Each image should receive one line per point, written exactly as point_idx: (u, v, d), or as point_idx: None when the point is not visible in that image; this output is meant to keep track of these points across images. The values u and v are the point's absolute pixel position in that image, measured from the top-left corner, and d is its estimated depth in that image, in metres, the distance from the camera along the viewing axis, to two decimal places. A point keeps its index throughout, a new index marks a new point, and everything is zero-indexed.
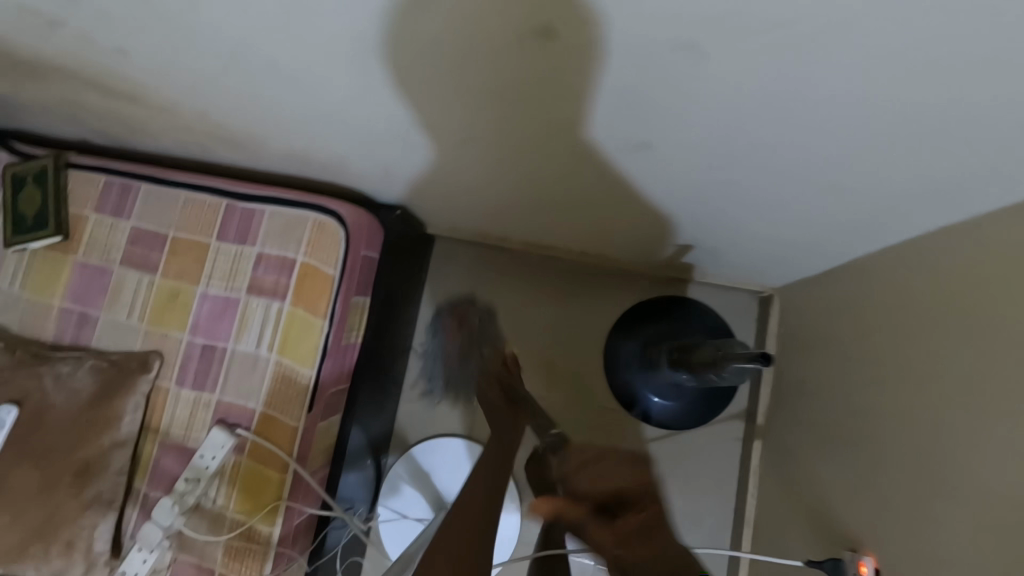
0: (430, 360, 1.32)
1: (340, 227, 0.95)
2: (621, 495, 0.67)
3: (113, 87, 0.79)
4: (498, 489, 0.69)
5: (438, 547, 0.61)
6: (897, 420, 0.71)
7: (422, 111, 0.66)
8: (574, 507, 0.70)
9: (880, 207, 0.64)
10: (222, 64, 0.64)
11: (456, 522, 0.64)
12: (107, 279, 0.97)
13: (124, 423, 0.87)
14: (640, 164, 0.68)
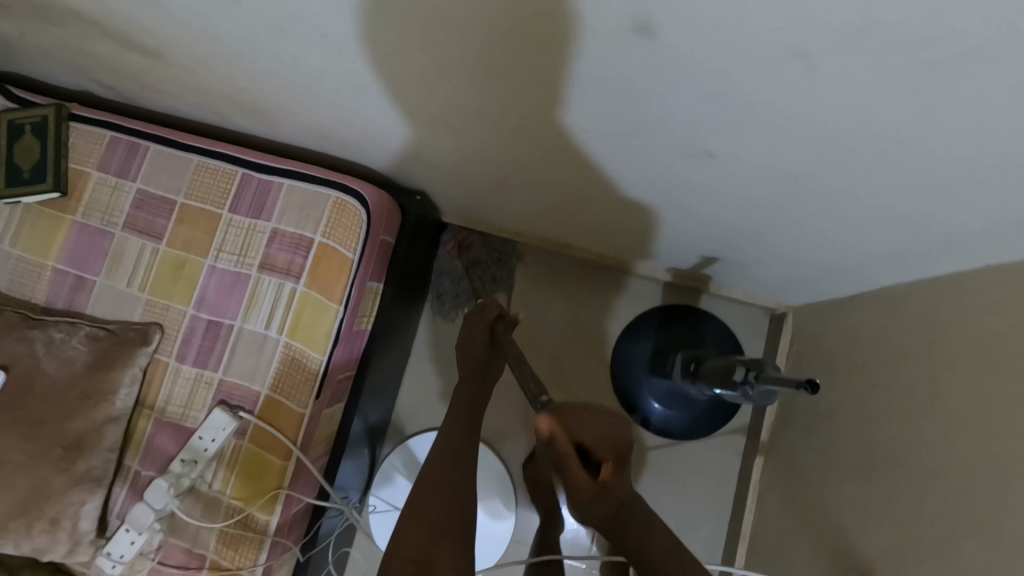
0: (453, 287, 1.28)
1: (362, 209, 0.91)
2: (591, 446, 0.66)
3: (129, 39, 0.73)
4: (463, 463, 0.70)
5: (400, 537, 0.62)
6: (917, 453, 0.70)
7: (471, 98, 0.62)
8: (580, 428, 0.67)
9: (934, 241, 0.63)
10: (263, 27, 0.60)
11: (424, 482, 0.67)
12: (107, 243, 0.91)
13: (119, 397, 0.83)
14: (691, 174, 0.66)
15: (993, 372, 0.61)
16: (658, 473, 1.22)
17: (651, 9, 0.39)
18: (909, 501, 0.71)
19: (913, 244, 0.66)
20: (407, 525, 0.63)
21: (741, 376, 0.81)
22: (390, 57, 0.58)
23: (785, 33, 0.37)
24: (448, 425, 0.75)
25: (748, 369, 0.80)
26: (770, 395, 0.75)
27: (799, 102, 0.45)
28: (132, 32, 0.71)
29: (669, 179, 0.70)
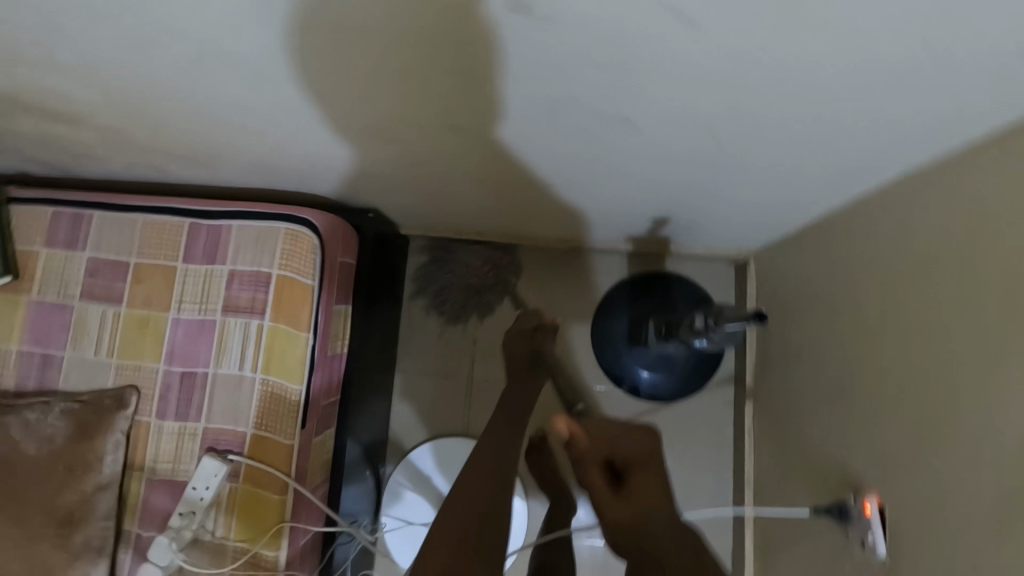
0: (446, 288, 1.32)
1: (314, 236, 0.91)
2: (619, 454, 0.65)
3: (41, 106, 0.73)
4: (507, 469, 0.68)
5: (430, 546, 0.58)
6: (873, 362, 0.73)
7: (388, 105, 0.63)
8: (600, 440, 0.66)
9: (856, 161, 0.65)
10: (174, 74, 0.61)
11: (468, 485, 0.64)
12: (68, 315, 0.91)
13: (106, 464, 0.83)
14: (615, 140, 0.67)
15: (934, 272, 0.62)
16: None
17: None
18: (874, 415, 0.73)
19: (834, 171, 0.68)
20: (443, 529, 0.59)
21: (702, 323, 0.83)
22: (296, 79, 0.59)
23: None
24: (494, 427, 0.76)
25: (708, 315, 0.82)
26: (734, 333, 0.78)
27: (682, 52, 0.46)
28: (41, 99, 0.71)
29: (597, 150, 0.72)
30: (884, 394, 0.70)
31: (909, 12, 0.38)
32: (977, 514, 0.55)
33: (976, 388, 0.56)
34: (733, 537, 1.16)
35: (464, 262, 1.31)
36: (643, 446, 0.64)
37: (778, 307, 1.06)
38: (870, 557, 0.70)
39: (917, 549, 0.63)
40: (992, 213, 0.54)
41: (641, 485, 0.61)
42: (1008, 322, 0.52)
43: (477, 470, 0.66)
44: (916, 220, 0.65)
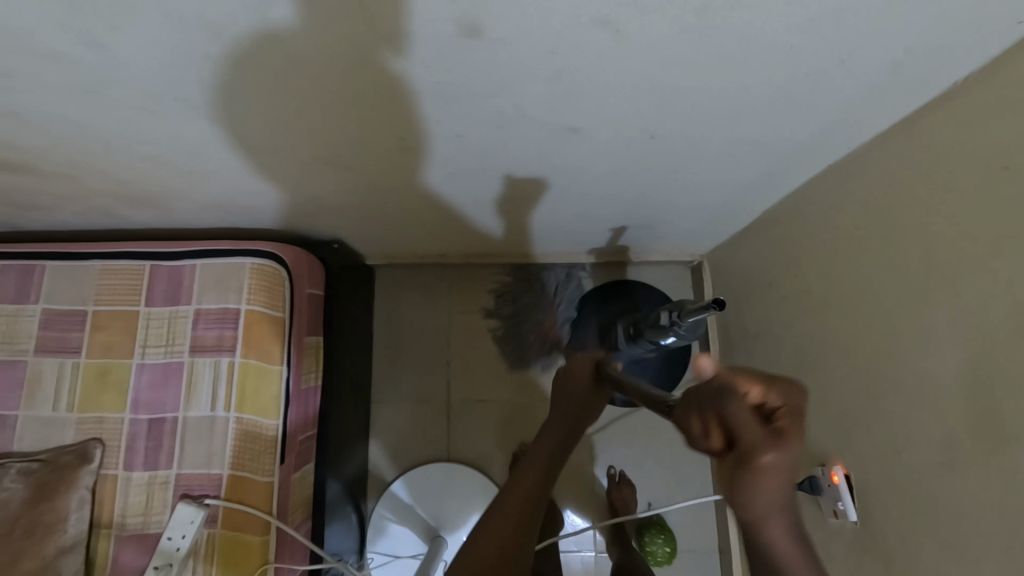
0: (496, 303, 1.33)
1: (280, 268, 0.92)
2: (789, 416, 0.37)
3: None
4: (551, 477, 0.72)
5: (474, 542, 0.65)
6: (823, 339, 0.79)
7: (351, 129, 0.65)
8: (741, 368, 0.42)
9: (788, 155, 0.71)
10: (132, 112, 0.61)
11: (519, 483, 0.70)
12: (20, 372, 0.87)
13: (71, 523, 0.78)
14: (570, 150, 0.71)
15: (863, 250, 0.68)
16: (635, 442, 1.26)
17: (471, 12, 0.44)
18: (829, 387, 0.77)
19: (768, 166, 0.75)
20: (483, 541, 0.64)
21: (667, 319, 0.87)
22: (257, 110, 0.60)
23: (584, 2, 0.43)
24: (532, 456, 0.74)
25: (673, 311, 0.86)
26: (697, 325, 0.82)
27: (621, 61, 0.51)
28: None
29: (553, 161, 0.75)
30: (837, 369, 0.75)
31: (814, 15, 0.44)
32: (930, 463, 0.59)
33: (915, 347, 0.61)
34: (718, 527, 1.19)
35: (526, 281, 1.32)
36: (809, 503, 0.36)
37: (734, 302, 1.12)
38: (843, 523, 0.74)
39: (883, 507, 0.67)
40: (905, 191, 0.61)
41: (778, 513, 0.34)
42: (931, 285, 0.58)
43: (505, 509, 0.67)
44: (843, 205, 0.72)
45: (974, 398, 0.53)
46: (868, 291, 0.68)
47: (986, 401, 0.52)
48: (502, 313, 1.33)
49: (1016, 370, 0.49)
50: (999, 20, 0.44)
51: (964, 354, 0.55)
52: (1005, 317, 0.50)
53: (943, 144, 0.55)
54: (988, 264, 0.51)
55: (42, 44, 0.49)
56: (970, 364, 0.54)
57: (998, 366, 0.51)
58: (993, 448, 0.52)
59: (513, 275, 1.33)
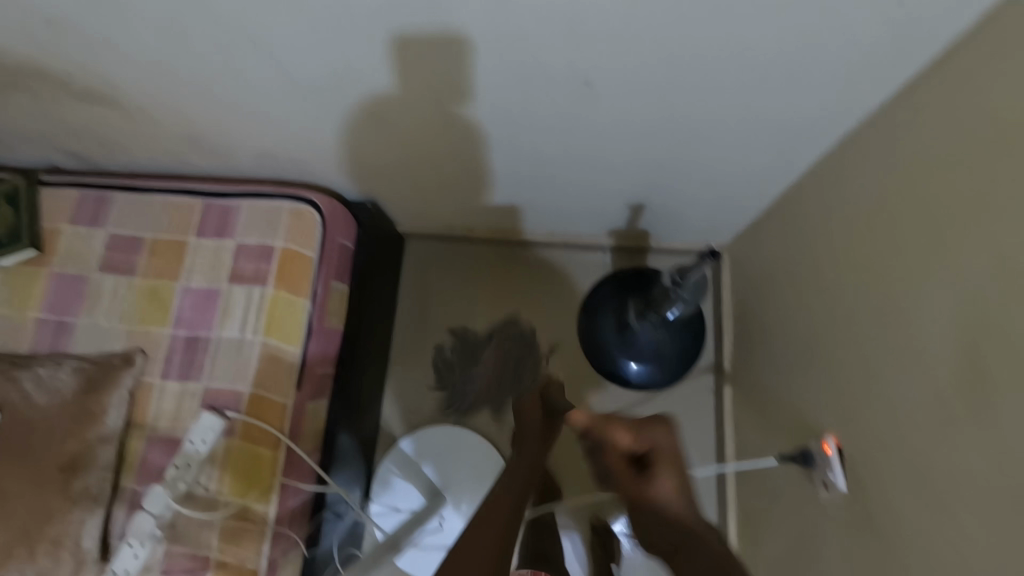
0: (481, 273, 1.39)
1: (316, 213, 1.00)
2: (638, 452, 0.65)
3: (76, 89, 0.82)
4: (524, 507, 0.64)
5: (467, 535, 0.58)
6: (826, 310, 0.79)
7: (384, 81, 0.72)
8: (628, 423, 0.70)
9: (797, 125, 0.72)
10: (197, 50, 0.70)
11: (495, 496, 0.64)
12: (85, 285, 0.98)
13: (110, 418, 0.87)
14: (582, 110, 0.75)
15: (865, 217, 0.69)
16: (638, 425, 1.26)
17: None
18: (829, 361, 0.77)
19: (780, 136, 0.76)
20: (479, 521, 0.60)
21: (669, 282, 0.89)
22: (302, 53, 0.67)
23: None
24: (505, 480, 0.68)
25: (675, 273, 0.88)
26: (698, 286, 0.84)
27: (626, 8, 0.55)
28: (79, 81, 0.80)
29: (567, 119, 0.79)
30: (838, 340, 0.75)
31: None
32: (915, 424, 0.59)
33: (908, 306, 0.61)
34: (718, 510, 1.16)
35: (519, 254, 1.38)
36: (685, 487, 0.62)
37: (749, 291, 1.11)
38: (833, 496, 0.73)
39: (870, 475, 0.66)
40: (906, 151, 0.62)
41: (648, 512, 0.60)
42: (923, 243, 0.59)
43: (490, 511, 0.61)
44: (852, 177, 0.73)
45: (958, 347, 0.53)
46: (868, 257, 0.69)
47: (969, 350, 0.52)
48: (489, 283, 1.38)
49: (997, 314, 0.49)
50: None
51: (950, 306, 0.55)
52: (984, 265, 0.51)
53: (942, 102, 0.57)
54: (975, 214, 0.52)
55: None
56: (955, 317, 0.54)
57: (979, 313, 0.51)
58: (977, 399, 0.51)
59: (502, 249, 1.39)
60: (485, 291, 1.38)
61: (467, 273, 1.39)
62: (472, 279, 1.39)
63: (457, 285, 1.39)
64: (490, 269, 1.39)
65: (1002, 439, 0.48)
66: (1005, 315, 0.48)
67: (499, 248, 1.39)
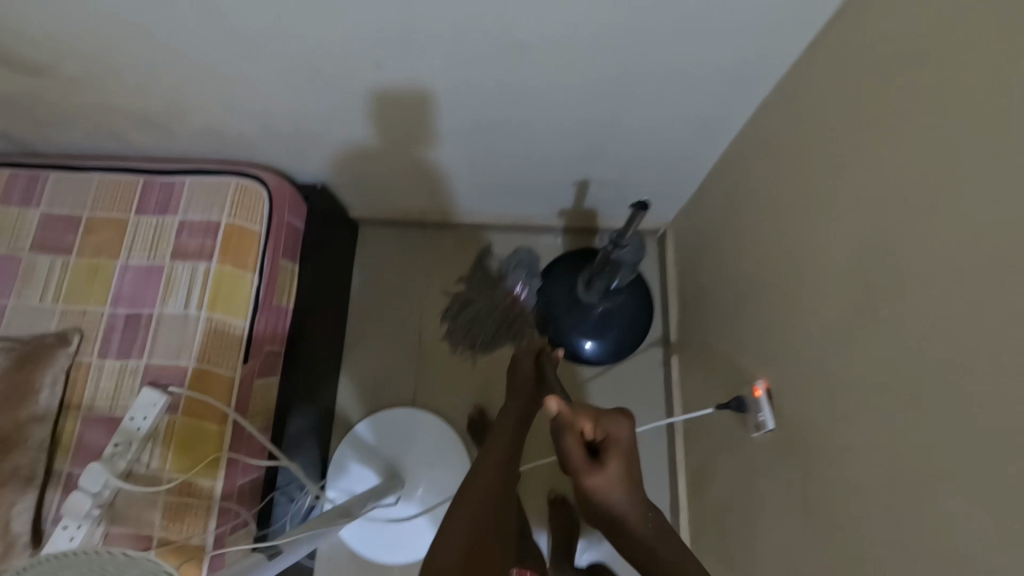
0: (435, 257, 1.40)
1: (262, 188, 1.00)
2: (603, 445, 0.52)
3: (3, 58, 0.80)
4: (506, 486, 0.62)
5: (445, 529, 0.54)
6: (754, 263, 0.84)
7: (324, 41, 0.73)
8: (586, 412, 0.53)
9: (718, 85, 0.78)
10: (130, 13, 0.69)
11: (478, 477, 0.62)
12: (16, 265, 0.95)
13: (42, 397, 0.84)
14: (519, 71, 0.78)
15: (783, 170, 0.74)
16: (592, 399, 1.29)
17: None
18: (757, 309, 0.82)
19: (704, 99, 0.82)
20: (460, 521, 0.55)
21: (608, 246, 0.91)
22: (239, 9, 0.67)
23: None
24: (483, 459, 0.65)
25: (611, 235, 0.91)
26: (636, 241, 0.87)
27: None
28: (6, 51, 0.78)
29: (506, 86, 0.82)
30: (765, 289, 0.80)
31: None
32: (824, 352, 0.64)
33: (816, 245, 0.66)
34: (670, 466, 1.20)
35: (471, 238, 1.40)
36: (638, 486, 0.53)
37: (691, 262, 1.16)
38: (764, 435, 0.78)
39: (791, 408, 0.71)
40: (809, 103, 0.68)
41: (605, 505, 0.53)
42: (825, 183, 0.64)
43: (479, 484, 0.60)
44: (769, 135, 0.78)
45: (856, 272, 0.58)
46: (785, 205, 0.74)
47: (863, 274, 0.57)
48: (444, 266, 1.39)
49: (881, 236, 0.55)
50: None
51: (845, 236, 0.60)
52: (870, 195, 0.56)
53: (834, 54, 0.62)
54: (860, 149, 0.58)
55: None
56: (851, 247, 0.59)
57: (868, 239, 0.57)
58: (869, 314, 0.56)
59: (454, 232, 1.40)
60: (440, 274, 1.39)
61: (422, 257, 1.40)
62: (427, 263, 1.39)
63: (412, 269, 1.39)
64: (445, 253, 1.40)
65: (890, 349, 0.53)
66: (888, 236, 0.54)
67: (450, 233, 1.41)
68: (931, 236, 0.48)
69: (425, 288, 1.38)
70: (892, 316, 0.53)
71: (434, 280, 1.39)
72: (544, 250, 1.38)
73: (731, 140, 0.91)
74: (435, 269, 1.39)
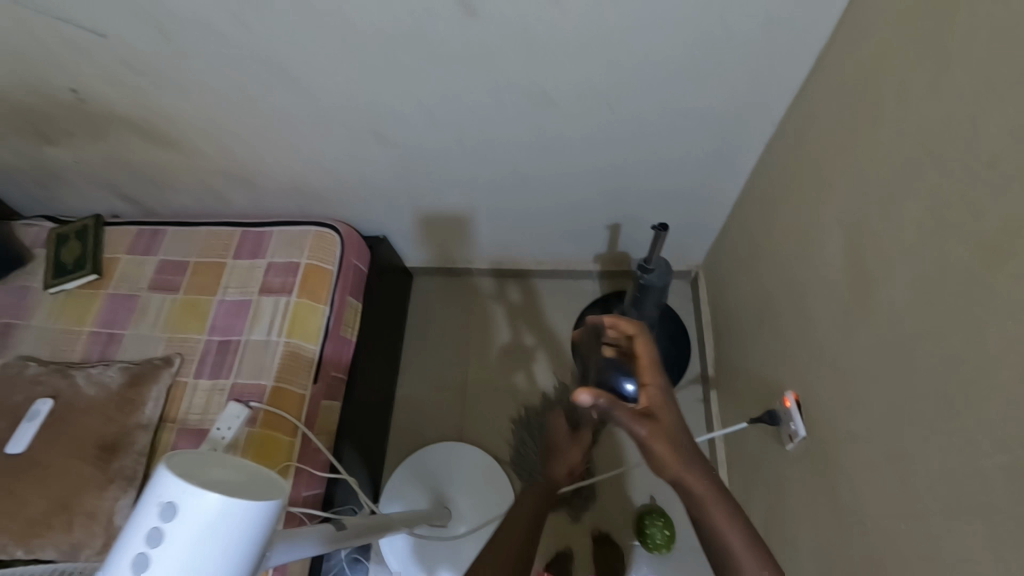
0: (481, 302, 1.51)
1: (336, 235, 1.16)
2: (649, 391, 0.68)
3: (149, 133, 1.02)
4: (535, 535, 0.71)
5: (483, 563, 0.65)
6: (773, 282, 0.90)
7: (392, 105, 0.90)
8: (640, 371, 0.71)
9: (727, 125, 0.89)
10: (249, 91, 0.89)
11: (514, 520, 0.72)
12: (135, 302, 1.13)
13: (147, 409, 0.97)
14: (550, 122, 0.92)
15: (790, 194, 0.82)
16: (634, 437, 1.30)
17: None
18: (780, 325, 0.87)
19: (716, 140, 0.93)
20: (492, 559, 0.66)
21: (636, 274, 1.02)
22: (329, 83, 0.86)
23: None
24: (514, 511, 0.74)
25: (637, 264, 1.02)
26: (663, 264, 0.98)
27: (569, 31, 0.74)
28: (154, 130, 1.01)
29: (542, 136, 0.96)
30: (785, 304, 0.85)
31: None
32: (837, 350, 0.69)
33: (821, 253, 0.73)
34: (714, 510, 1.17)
35: (516, 285, 1.51)
36: (686, 441, 0.63)
37: (721, 296, 1.21)
38: (796, 445, 0.80)
39: (816, 410, 0.74)
40: (804, 133, 0.77)
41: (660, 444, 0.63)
42: (823, 198, 0.72)
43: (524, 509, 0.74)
44: (776, 166, 0.87)
45: (856, 269, 0.64)
46: (793, 225, 0.82)
47: (860, 269, 0.63)
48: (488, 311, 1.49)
49: (869, 231, 0.61)
50: None
51: (843, 239, 0.67)
52: (858, 199, 0.64)
53: (820, 89, 0.73)
54: (846, 162, 0.66)
55: (208, 27, 0.77)
56: (848, 248, 0.66)
57: (860, 235, 0.63)
58: (868, 302, 0.62)
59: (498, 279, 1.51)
60: (486, 318, 1.49)
61: (469, 302, 1.51)
62: (473, 309, 1.51)
63: (460, 314, 1.51)
64: (490, 299, 1.51)
65: (888, 330, 0.58)
66: (874, 231, 0.61)
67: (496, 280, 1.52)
68: (906, 220, 0.55)
69: (471, 331, 1.48)
70: (886, 300, 0.59)
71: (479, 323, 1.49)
72: (582, 295, 1.47)
73: (746, 177, 1.01)
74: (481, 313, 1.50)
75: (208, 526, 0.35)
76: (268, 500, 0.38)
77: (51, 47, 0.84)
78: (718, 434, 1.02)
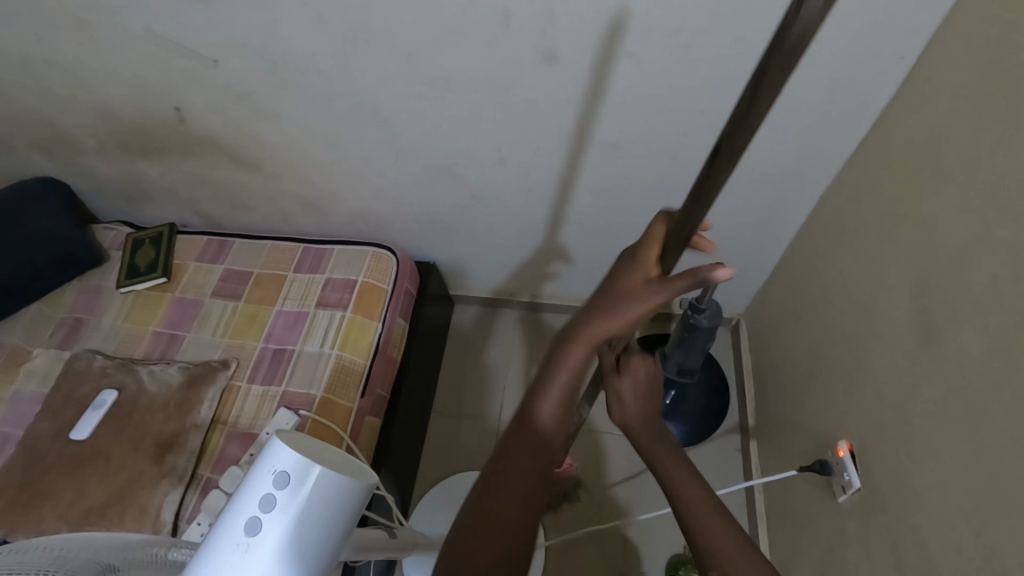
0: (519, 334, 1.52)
1: (392, 257, 1.22)
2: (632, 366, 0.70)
3: (235, 154, 1.11)
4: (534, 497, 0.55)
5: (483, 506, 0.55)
6: (826, 330, 0.90)
7: (465, 140, 0.96)
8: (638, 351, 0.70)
9: (784, 176, 0.92)
10: (336, 121, 0.97)
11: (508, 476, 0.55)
12: (198, 307, 1.19)
13: (202, 409, 1.01)
14: (609, 165, 0.97)
15: (847, 244, 0.84)
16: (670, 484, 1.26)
17: (553, 43, 0.76)
18: (834, 374, 0.86)
19: (773, 190, 0.95)
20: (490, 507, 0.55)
21: (685, 314, 1.03)
22: (409, 117, 0.93)
23: (618, 28, 0.73)
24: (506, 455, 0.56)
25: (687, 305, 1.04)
26: (714, 305, 0.99)
27: (643, 81, 0.80)
28: (241, 151, 1.09)
29: (603, 178, 1.00)
30: (839, 352, 0.85)
31: (763, 41, 0.72)
32: (899, 399, 0.68)
33: (882, 301, 0.74)
34: None
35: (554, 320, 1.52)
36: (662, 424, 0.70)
37: (765, 345, 1.21)
38: (849, 497, 0.78)
39: (874, 461, 0.73)
40: (862, 186, 0.80)
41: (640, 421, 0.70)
42: (886, 250, 0.74)
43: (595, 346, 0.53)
44: (831, 216, 0.90)
45: (921, 318, 0.65)
46: (850, 274, 0.83)
47: (926, 317, 0.64)
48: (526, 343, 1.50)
49: (936, 280, 0.63)
50: (887, 53, 0.69)
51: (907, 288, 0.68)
52: (924, 250, 0.66)
53: (882, 146, 0.76)
54: (911, 214, 0.68)
55: (312, 62, 0.86)
56: (913, 297, 0.67)
57: (927, 285, 0.64)
58: (935, 351, 0.63)
59: (538, 313, 1.53)
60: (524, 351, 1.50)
61: (507, 332, 1.52)
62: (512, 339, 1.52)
63: (497, 344, 1.52)
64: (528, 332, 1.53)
65: (958, 379, 0.59)
66: (942, 282, 0.62)
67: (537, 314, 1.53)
68: (982, 271, 0.57)
69: (508, 362, 1.49)
70: (957, 349, 0.59)
71: (517, 354, 1.49)
72: None
73: (799, 229, 1.03)
74: (519, 344, 1.50)
75: (318, 499, 0.40)
76: (362, 483, 0.43)
77: (168, 72, 0.94)
78: (762, 483, 1.00)
